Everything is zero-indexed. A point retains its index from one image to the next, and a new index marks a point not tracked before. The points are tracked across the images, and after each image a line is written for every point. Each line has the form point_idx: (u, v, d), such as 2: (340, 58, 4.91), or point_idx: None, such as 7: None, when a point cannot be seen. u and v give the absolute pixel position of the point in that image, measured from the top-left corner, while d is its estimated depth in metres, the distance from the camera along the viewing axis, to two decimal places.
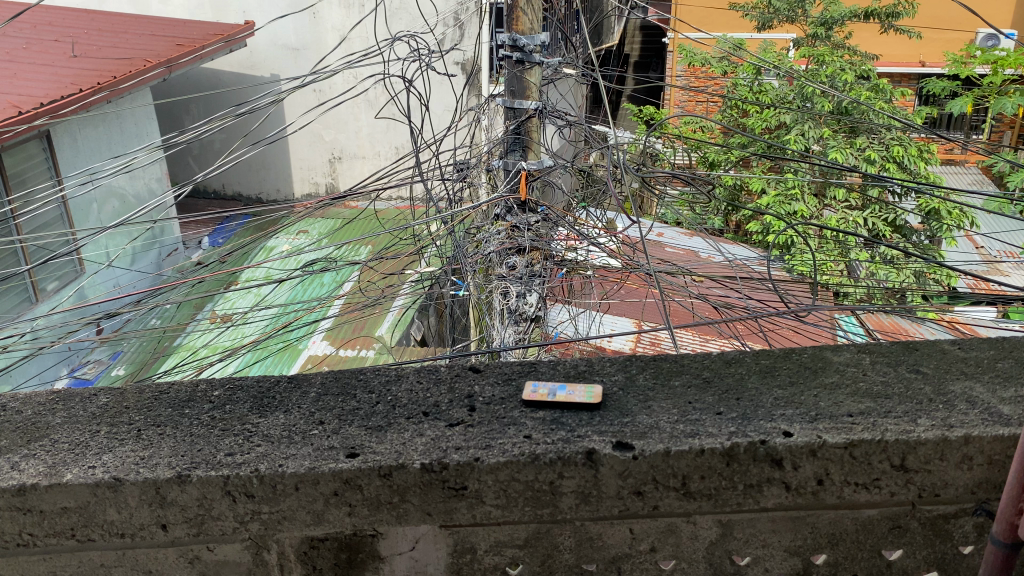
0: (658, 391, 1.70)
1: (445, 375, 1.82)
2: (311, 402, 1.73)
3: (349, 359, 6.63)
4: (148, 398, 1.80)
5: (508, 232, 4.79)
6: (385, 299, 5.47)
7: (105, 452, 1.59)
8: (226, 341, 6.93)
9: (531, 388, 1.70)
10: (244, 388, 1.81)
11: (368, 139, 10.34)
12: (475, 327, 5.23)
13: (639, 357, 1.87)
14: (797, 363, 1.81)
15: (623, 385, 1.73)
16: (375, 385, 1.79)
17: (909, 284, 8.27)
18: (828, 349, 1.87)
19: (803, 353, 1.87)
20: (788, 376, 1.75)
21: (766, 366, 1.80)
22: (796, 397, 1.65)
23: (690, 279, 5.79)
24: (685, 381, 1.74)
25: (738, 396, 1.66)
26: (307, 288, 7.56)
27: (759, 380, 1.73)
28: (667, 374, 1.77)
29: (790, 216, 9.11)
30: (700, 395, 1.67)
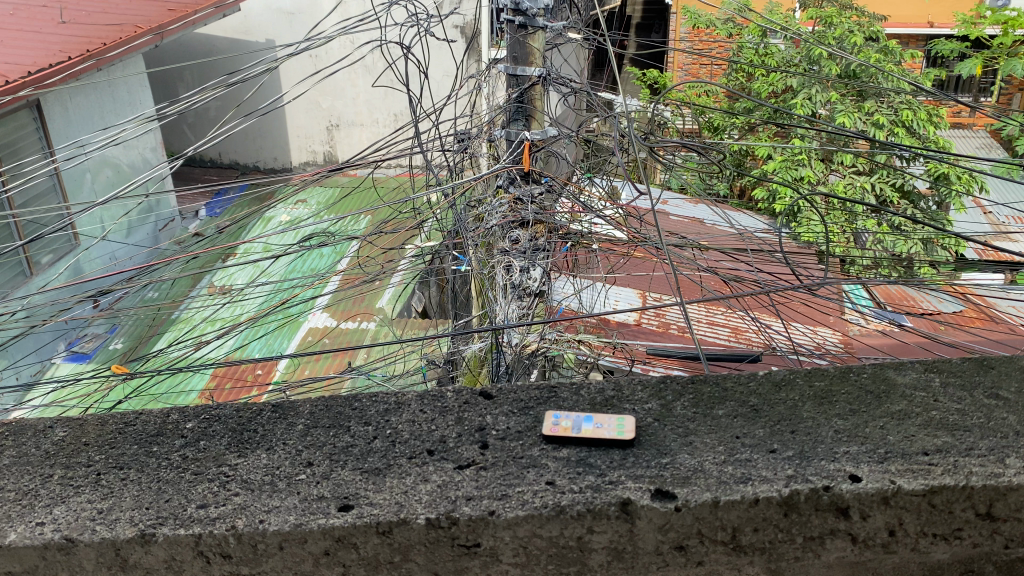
0: (698, 424, 1.62)
1: (452, 403, 1.72)
2: (298, 437, 1.65)
3: (350, 332, 6.50)
4: (110, 432, 1.73)
5: (512, 204, 4.63)
6: (384, 274, 5.35)
7: (57, 503, 1.55)
8: (225, 314, 6.82)
9: (553, 420, 1.61)
10: (222, 420, 1.73)
11: (366, 106, 10.13)
12: (477, 301, 5.04)
13: (676, 378, 1.77)
14: (858, 386, 1.72)
15: (659, 414, 1.65)
16: (372, 416, 1.70)
17: (918, 252, 8.12)
18: (890, 367, 1.78)
19: (861, 372, 1.77)
20: (846, 404, 1.66)
21: (822, 389, 1.71)
22: (854, 430, 1.58)
23: (700, 253, 5.74)
24: (730, 410, 1.65)
25: (793, 428, 1.59)
26: (306, 260, 7.45)
27: (812, 408, 1.65)
28: (708, 401, 1.68)
29: (796, 182, 8.91)
30: (749, 428, 1.60)
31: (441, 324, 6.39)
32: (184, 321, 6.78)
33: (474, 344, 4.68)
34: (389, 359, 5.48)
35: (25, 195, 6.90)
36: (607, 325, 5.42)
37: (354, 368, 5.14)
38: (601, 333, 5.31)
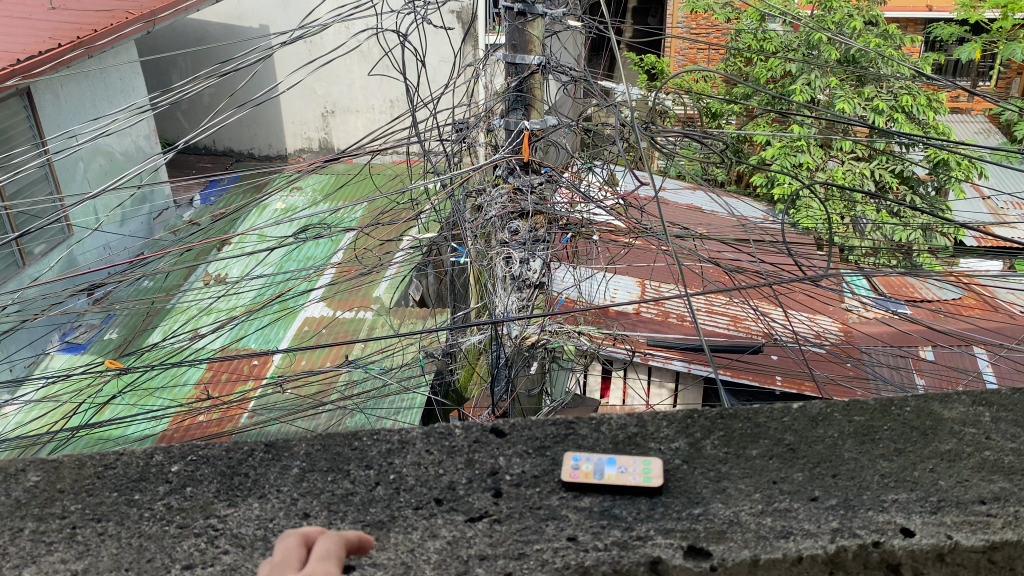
0: (729, 466, 1.53)
1: (461, 443, 1.62)
2: (291, 485, 1.56)
3: (347, 322, 6.45)
4: (89, 478, 1.62)
5: (511, 194, 4.56)
6: (382, 266, 5.28)
7: (28, 565, 1.45)
8: (221, 305, 6.79)
9: (574, 464, 1.53)
10: (210, 463, 1.62)
11: (361, 92, 10.01)
12: (476, 292, 4.99)
13: (703, 412, 1.66)
14: (902, 420, 1.63)
15: (687, 455, 1.56)
16: (373, 458, 1.60)
17: (917, 239, 8.07)
18: (933, 399, 1.69)
19: (902, 406, 1.67)
20: (891, 441, 1.58)
21: (863, 425, 1.62)
22: (901, 473, 1.51)
23: (701, 243, 5.68)
24: (765, 451, 1.56)
25: (836, 472, 1.52)
26: (301, 250, 7.42)
27: (855, 447, 1.57)
28: (739, 439, 1.59)
29: (795, 168, 8.85)
30: (788, 472, 1.52)
31: (439, 313, 6.35)
32: (180, 311, 6.74)
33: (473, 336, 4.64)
34: (387, 352, 5.44)
35: (16, 185, 6.78)
36: (606, 314, 5.39)
37: (352, 362, 5.09)
38: (601, 323, 5.30)
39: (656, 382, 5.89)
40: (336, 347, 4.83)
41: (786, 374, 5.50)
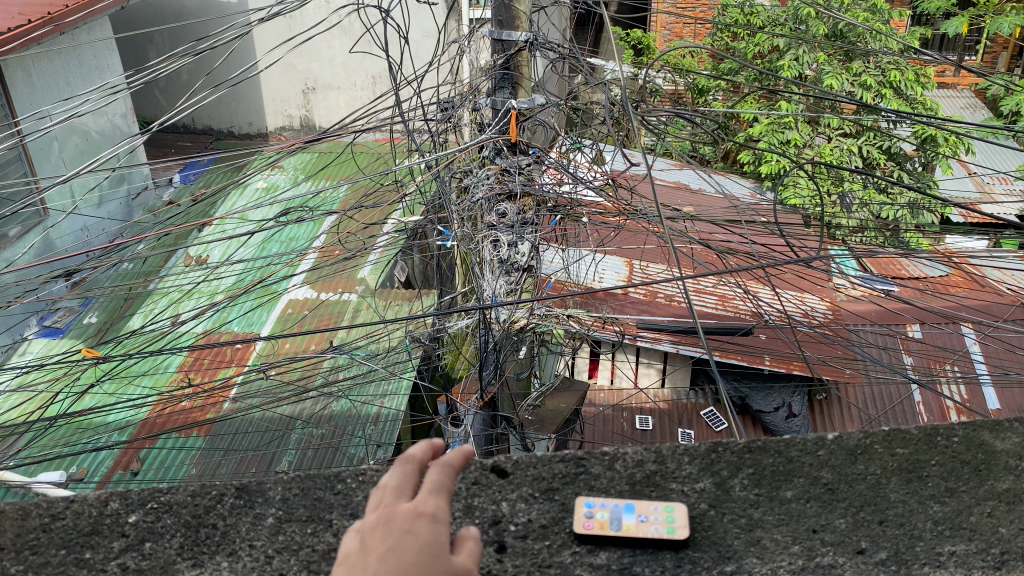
0: (761, 512, 1.63)
1: (459, 489, 1.69)
2: (266, 538, 1.66)
3: (331, 304, 6.36)
4: (32, 529, 1.72)
5: (498, 176, 4.47)
6: (367, 250, 5.19)
7: None
8: (202, 288, 6.67)
9: (588, 512, 1.61)
10: (174, 511, 1.72)
11: (343, 68, 9.79)
12: (463, 277, 4.89)
13: (731, 444, 1.73)
14: (954, 454, 1.73)
15: (713, 500, 1.64)
16: (359, 505, 1.70)
17: (905, 215, 8.02)
18: (985, 430, 1.77)
19: (950, 438, 1.75)
20: (941, 480, 1.68)
21: (909, 460, 1.71)
22: (955, 519, 1.62)
23: (692, 226, 5.61)
24: (800, 492, 1.66)
25: (884, 519, 1.61)
26: (283, 232, 7.31)
27: (901, 488, 1.66)
28: (773, 480, 1.68)
29: (783, 146, 8.78)
30: (831, 517, 1.62)
31: (425, 296, 6.27)
32: (160, 294, 6.63)
33: (461, 321, 4.57)
34: (371, 337, 5.38)
35: None
36: (594, 296, 5.35)
37: (336, 349, 5.00)
38: (590, 308, 5.23)
39: (644, 362, 5.83)
40: (319, 334, 4.79)
41: (774, 355, 5.41)
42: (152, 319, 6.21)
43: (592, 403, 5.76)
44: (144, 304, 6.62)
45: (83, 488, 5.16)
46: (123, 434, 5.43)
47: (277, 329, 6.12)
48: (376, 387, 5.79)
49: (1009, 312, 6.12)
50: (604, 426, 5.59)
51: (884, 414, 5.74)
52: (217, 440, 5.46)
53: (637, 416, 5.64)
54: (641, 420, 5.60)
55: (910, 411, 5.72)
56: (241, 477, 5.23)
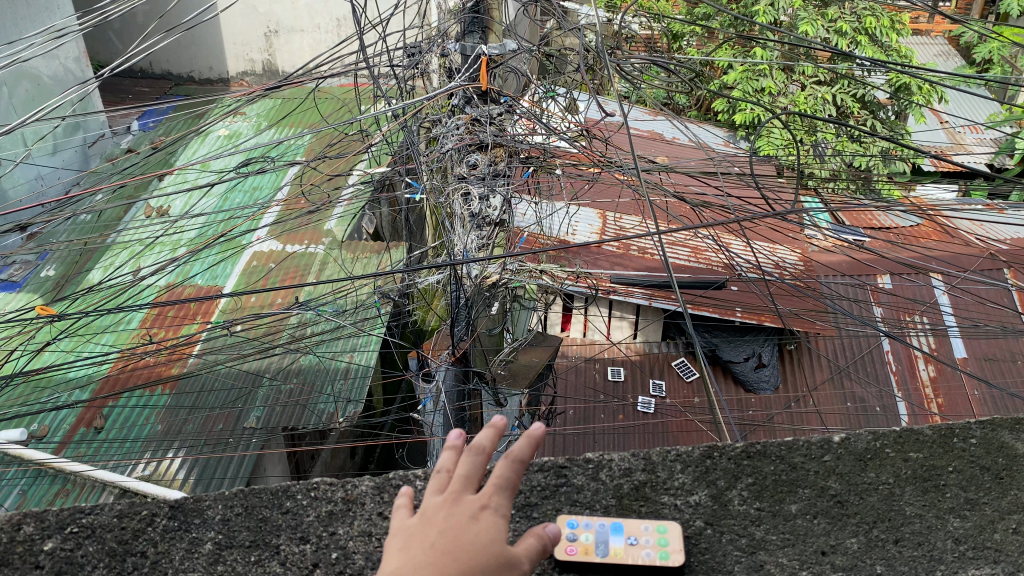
0: (764, 530, 1.60)
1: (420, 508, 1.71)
2: (200, 565, 1.66)
3: (297, 257, 6.22)
4: None
5: (468, 125, 4.32)
6: (333, 202, 5.05)
7: None
8: (164, 240, 6.49)
9: (573, 533, 1.58)
10: (100, 536, 1.70)
11: (306, 10, 9.42)
12: (433, 231, 4.71)
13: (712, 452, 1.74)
14: (972, 460, 1.72)
15: (710, 516, 1.62)
16: (305, 527, 1.69)
17: (877, 164, 7.96)
18: (1005, 430, 1.78)
19: (968, 439, 1.75)
20: (959, 490, 1.67)
21: (924, 471, 1.69)
22: (978, 536, 1.60)
23: (666, 178, 5.55)
24: (804, 508, 1.64)
25: (899, 538, 1.59)
26: (247, 181, 7.12)
27: (917, 501, 1.64)
28: (775, 491, 1.66)
29: (757, 94, 8.64)
30: (842, 535, 1.59)
31: (394, 248, 6.15)
32: (120, 245, 6.44)
33: (432, 276, 4.44)
34: (338, 292, 5.26)
35: None
36: (568, 245, 5.20)
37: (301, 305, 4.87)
38: (563, 262, 5.16)
39: (617, 314, 5.78)
40: (284, 290, 4.64)
41: (745, 307, 5.39)
42: (112, 272, 6.04)
43: (564, 354, 5.65)
44: (104, 257, 6.41)
45: (45, 445, 5.07)
46: (85, 392, 5.33)
47: (242, 283, 5.98)
48: (344, 341, 5.69)
49: (978, 261, 6.10)
50: (578, 377, 5.54)
51: (854, 362, 5.79)
52: (183, 396, 5.36)
53: (610, 366, 5.63)
54: (614, 370, 5.60)
55: (879, 360, 5.78)
56: (208, 435, 5.16)
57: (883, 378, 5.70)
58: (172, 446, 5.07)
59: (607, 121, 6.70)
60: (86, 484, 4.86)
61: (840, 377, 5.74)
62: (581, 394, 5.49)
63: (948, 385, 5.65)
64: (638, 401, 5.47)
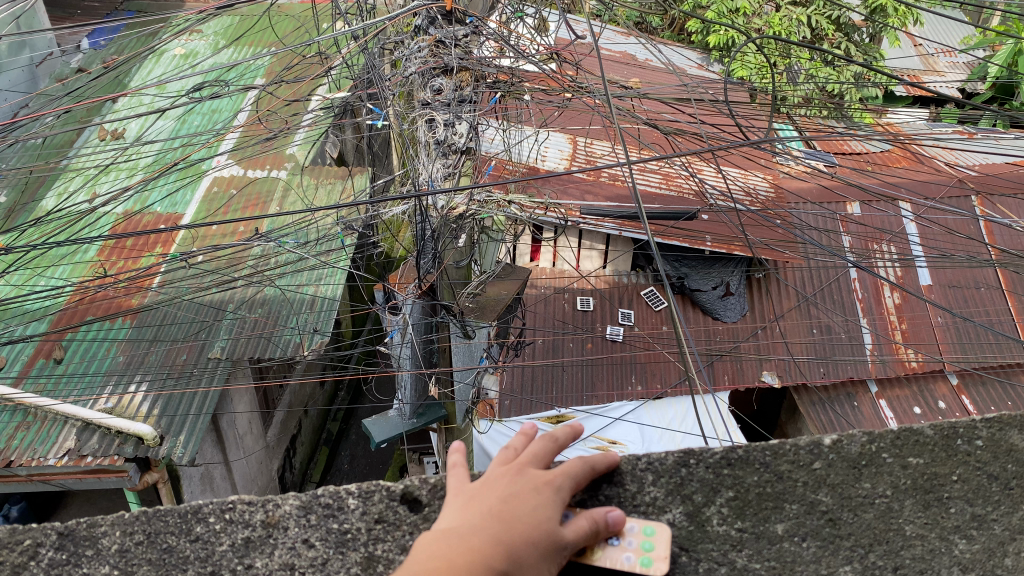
0: (746, 556, 1.39)
1: (353, 534, 1.46)
2: None
3: (259, 182, 6.02)
4: None
5: (432, 47, 4.14)
6: (292, 128, 4.86)
7: None
8: (119, 164, 6.24)
9: None
10: None
11: None
12: (397, 158, 4.54)
13: (685, 459, 1.47)
14: (984, 472, 1.47)
15: (686, 541, 1.40)
16: (215, 560, 1.46)
17: (849, 89, 7.83)
18: (1015, 429, 1.51)
19: (973, 441, 1.50)
20: (965, 504, 1.45)
21: (928, 481, 1.46)
22: (986, 561, 1.42)
23: (637, 103, 5.39)
24: (790, 530, 1.42)
25: (898, 566, 1.39)
26: (205, 104, 6.85)
27: (917, 518, 1.43)
28: (759, 509, 1.43)
29: (732, 15, 8.36)
30: (834, 562, 1.39)
31: (356, 174, 5.96)
32: (73, 170, 6.19)
33: (397, 207, 4.29)
34: (299, 224, 5.09)
35: None
36: (537, 171, 5.12)
37: (262, 237, 4.71)
38: (532, 191, 5.06)
39: (587, 244, 5.68)
40: (245, 221, 4.46)
41: (715, 236, 5.34)
42: (65, 198, 5.82)
43: (533, 285, 5.57)
44: (54, 184, 6.16)
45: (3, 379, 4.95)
46: (42, 324, 5.18)
47: (202, 211, 5.80)
48: (308, 273, 5.58)
49: (945, 189, 6.05)
50: (546, 309, 5.49)
51: (820, 291, 5.80)
52: (143, 328, 5.24)
53: (579, 297, 5.59)
54: (583, 301, 5.56)
55: (845, 288, 5.80)
56: (171, 367, 5.08)
57: (849, 307, 5.73)
58: (134, 378, 4.99)
59: (577, 44, 6.48)
60: (48, 417, 4.74)
61: (807, 305, 5.74)
62: (550, 326, 5.45)
63: (914, 314, 5.69)
64: (606, 331, 5.46)
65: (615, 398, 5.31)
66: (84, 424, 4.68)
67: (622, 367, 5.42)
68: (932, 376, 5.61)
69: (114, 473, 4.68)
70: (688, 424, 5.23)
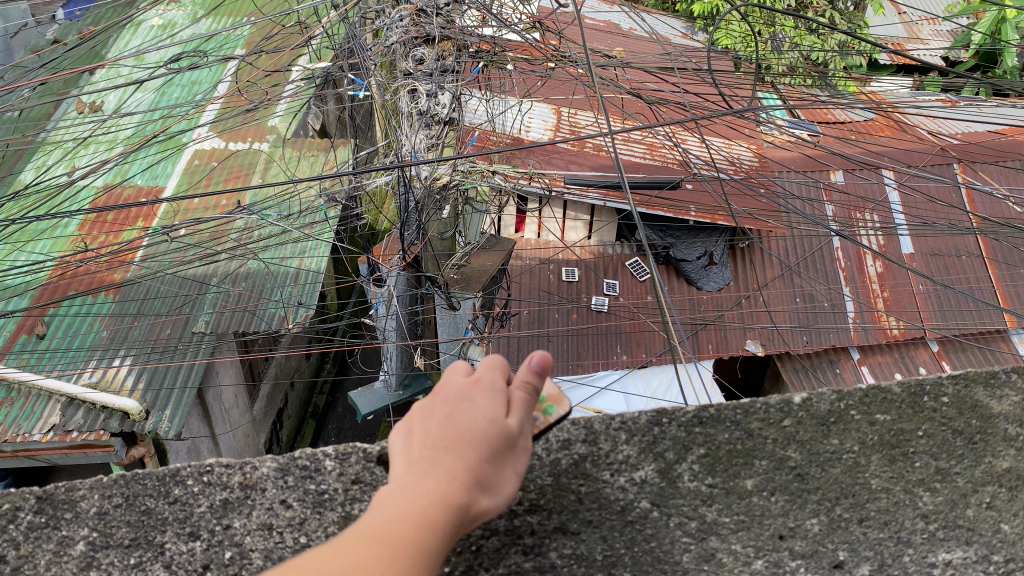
0: (716, 511, 1.43)
1: (332, 495, 1.47)
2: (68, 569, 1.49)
3: (240, 154, 5.98)
4: None
5: (413, 17, 4.15)
6: (273, 100, 4.79)
7: None
8: (98, 137, 6.20)
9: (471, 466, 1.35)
10: None
11: None
12: (380, 129, 4.50)
13: (657, 420, 1.51)
14: (953, 428, 1.52)
15: (656, 496, 1.45)
16: (189, 520, 1.49)
17: (832, 56, 7.85)
18: (979, 385, 1.58)
19: (939, 398, 1.55)
20: (930, 458, 1.49)
21: (895, 436, 1.51)
22: (949, 513, 1.46)
23: (621, 75, 5.39)
24: (758, 484, 1.45)
25: (863, 518, 1.44)
26: (184, 75, 6.77)
27: (884, 472, 1.47)
28: (728, 465, 1.47)
29: None
30: (802, 515, 1.44)
31: (340, 146, 5.92)
32: (53, 143, 6.13)
33: (381, 178, 4.24)
34: (282, 196, 5.06)
35: None
36: (522, 142, 5.14)
37: (243, 210, 4.65)
38: (517, 161, 5.05)
39: (571, 215, 5.68)
40: (227, 194, 4.38)
41: (699, 206, 5.34)
42: (43, 171, 5.77)
43: (518, 257, 5.54)
44: (34, 157, 6.09)
45: None
46: (24, 299, 5.16)
47: (185, 184, 5.76)
48: (292, 246, 5.55)
49: (928, 157, 6.09)
50: (532, 280, 5.48)
51: (803, 260, 5.83)
52: (127, 303, 5.23)
53: (564, 267, 5.58)
54: (568, 271, 5.55)
55: (829, 257, 5.84)
56: (156, 341, 5.06)
57: (832, 276, 5.77)
58: (117, 353, 4.98)
59: (561, 12, 6.42)
60: (32, 394, 4.74)
61: (790, 275, 5.77)
62: (535, 297, 5.46)
63: (895, 282, 5.74)
64: (592, 301, 5.47)
65: (601, 367, 5.37)
66: (69, 399, 4.67)
67: (607, 337, 5.46)
68: (913, 344, 5.68)
69: (99, 448, 4.64)
70: (672, 394, 5.27)
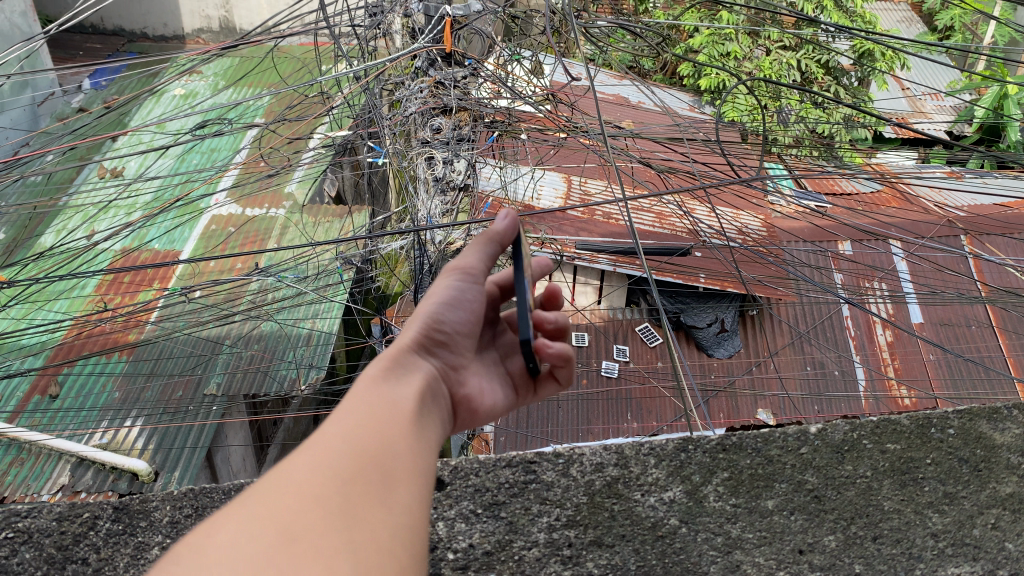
0: (740, 527, 1.59)
1: None
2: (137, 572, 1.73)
3: (257, 220, 6.11)
4: None
5: (432, 88, 4.29)
6: (293, 166, 4.91)
7: None
8: (118, 202, 6.36)
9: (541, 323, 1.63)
10: (46, 540, 1.79)
11: None
12: (396, 196, 4.62)
13: (678, 443, 1.69)
14: (961, 456, 1.67)
15: (684, 514, 1.61)
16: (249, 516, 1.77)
17: (838, 130, 8.03)
18: (982, 419, 1.72)
19: (945, 430, 1.70)
20: (937, 483, 1.63)
21: (905, 460, 1.66)
22: (957, 531, 1.59)
23: (633, 145, 5.55)
24: (779, 502, 1.61)
25: (877, 534, 1.58)
26: (203, 143, 6.98)
27: (895, 494, 1.62)
28: (750, 487, 1.62)
29: (723, 59, 8.38)
30: (821, 532, 1.59)
31: (356, 212, 6.04)
32: (73, 208, 6.28)
33: (395, 242, 4.35)
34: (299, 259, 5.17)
35: None
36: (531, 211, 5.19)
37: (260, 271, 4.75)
38: (528, 227, 5.17)
39: (582, 279, 5.74)
40: (243, 257, 4.39)
41: (709, 272, 5.40)
42: (64, 235, 5.91)
43: None
44: (55, 221, 6.27)
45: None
46: (39, 359, 5.21)
47: (200, 249, 5.87)
48: (306, 307, 5.60)
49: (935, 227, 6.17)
50: None
51: (814, 328, 5.85)
52: (140, 362, 5.25)
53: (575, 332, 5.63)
54: (578, 336, 5.60)
55: (838, 325, 5.84)
56: (167, 403, 5.06)
57: (842, 344, 5.76)
58: (130, 414, 5.00)
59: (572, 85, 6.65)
60: (42, 453, 4.74)
61: (800, 342, 5.77)
62: None
63: (905, 350, 5.73)
64: (602, 366, 5.51)
65: (611, 433, 5.36)
66: (78, 459, 4.66)
67: (617, 403, 5.43)
68: None
69: None
70: None
